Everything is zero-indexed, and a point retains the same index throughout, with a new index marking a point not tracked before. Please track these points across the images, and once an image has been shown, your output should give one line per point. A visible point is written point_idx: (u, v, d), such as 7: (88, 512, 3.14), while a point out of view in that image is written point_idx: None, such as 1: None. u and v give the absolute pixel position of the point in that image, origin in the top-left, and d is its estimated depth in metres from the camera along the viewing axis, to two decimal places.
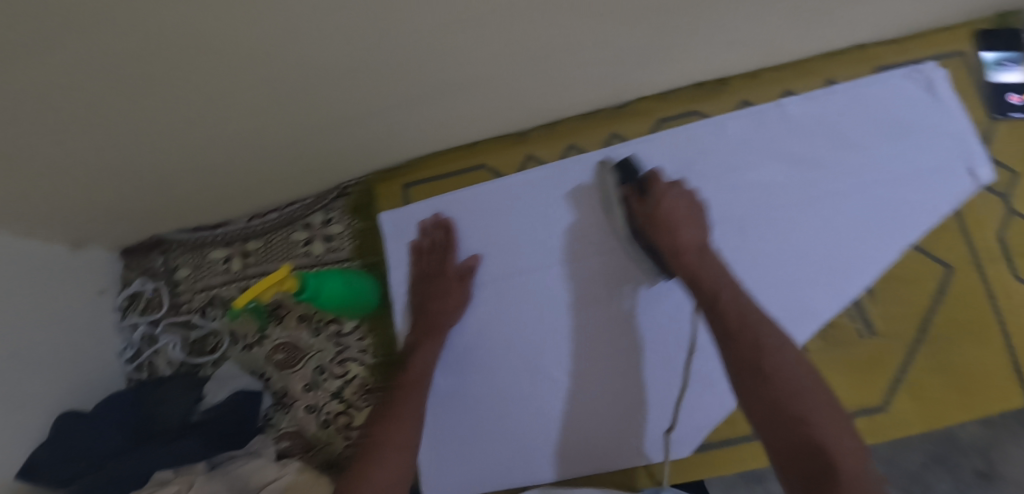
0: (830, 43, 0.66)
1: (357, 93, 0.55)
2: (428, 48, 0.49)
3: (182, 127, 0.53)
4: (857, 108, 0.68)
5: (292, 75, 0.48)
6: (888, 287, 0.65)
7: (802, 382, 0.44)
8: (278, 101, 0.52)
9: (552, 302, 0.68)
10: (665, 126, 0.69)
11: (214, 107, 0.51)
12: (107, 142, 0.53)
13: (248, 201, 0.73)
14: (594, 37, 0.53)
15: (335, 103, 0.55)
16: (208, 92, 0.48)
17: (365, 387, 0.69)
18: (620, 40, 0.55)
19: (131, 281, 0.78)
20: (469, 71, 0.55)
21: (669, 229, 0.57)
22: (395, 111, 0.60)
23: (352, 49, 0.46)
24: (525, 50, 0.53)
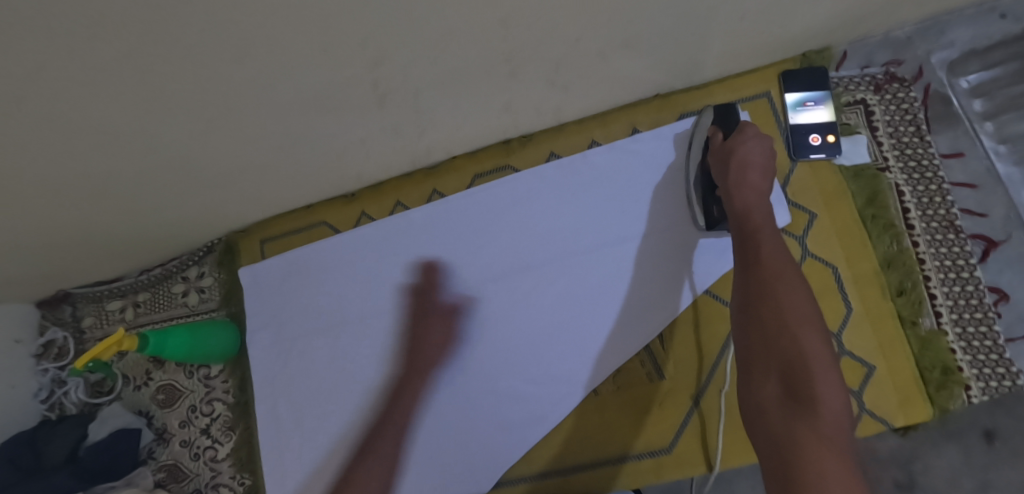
0: (626, 96, 0.69)
1: (167, 176, 0.62)
2: (202, 139, 0.56)
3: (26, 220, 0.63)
4: (660, 155, 0.70)
5: (89, 171, 0.56)
6: (680, 331, 0.66)
7: (805, 308, 0.50)
8: (95, 189, 0.61)
9: (377, 348, 0.74)
10: (478, 182, 0.74)
11: (38, 199, 0.60)
12: None
13: (130, 260, 0.83)
14: (359, 120, 0.59)
15: (151, 185, 0.63)
16: (20, 191, 0.57)
17: (227, 423, 0.78)
18: (391, 116, 0.60)
19: (46, 330, 0.90)
20: (263, 151, 0.62)
21: (744, 173, 0.59)
22: (219, 185, 0.68)
23: (128, 147, 0.54)
24: (300, 134, 0.60)
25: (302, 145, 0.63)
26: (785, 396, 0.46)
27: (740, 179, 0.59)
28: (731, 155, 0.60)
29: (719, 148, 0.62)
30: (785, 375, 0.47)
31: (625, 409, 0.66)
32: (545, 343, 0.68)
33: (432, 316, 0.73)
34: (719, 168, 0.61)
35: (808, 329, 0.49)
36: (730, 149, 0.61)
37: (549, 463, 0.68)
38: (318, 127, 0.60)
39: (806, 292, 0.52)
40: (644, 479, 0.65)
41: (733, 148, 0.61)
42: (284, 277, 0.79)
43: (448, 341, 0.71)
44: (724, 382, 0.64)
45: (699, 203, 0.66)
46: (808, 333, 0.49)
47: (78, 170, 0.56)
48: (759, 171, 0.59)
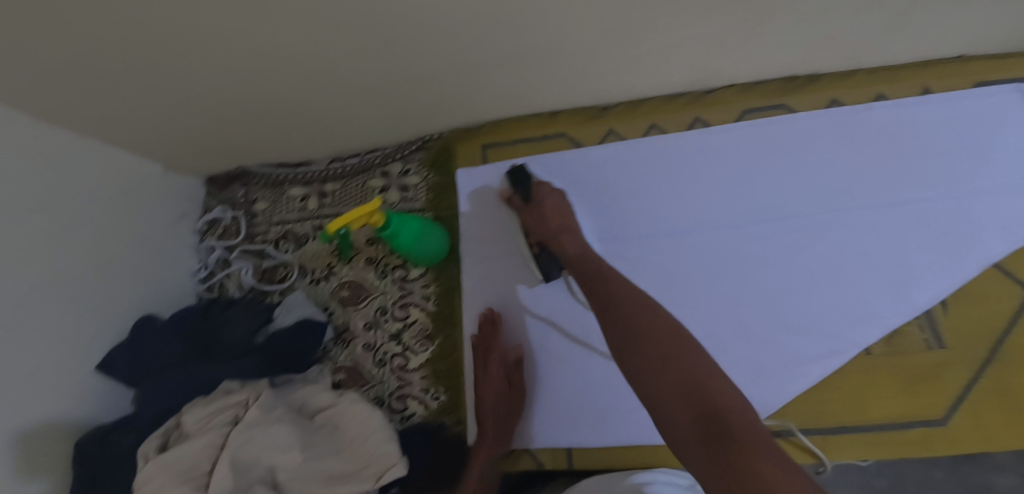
0: (932, 51, 0.65)
1: (455, 49, 0.56)
2: (534, 10, 0.50)
3: (284, 63, 0.55)
4: (954, 119, 0.67)
5: (403, 24, 0.50)
6: (963, 302, 0.62)
7: (664, 331, 0.47)
8: (381, 48, 0.54)
9: (617, 275, 0.68)
10: (749, 117, 0.69)
11: (322, 49, 0.53)
12: (219, 72, 0.56)
13: (330, 145, 0.76)
14: (694, 20, 0.53)
15: (432, 57, 0.57)
16: (324, 32, 0.50)
17: (424, 331, 0.72)
18: (723, 23, 0.54)
19: (212, 208, 0.82)
20: (563, 39, 0.56)
21: (560, 231, 0.63)
22: (483, 71, 0.61)
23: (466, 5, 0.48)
24: (625, 24, 0.54)
25: (599, 41, 0.57)
26: (699, 418, 0.39)
27: (558, 234, 0.63)
28: (548, 209, 0.65)
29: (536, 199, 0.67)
30: (688, 397, 0.41)
31: (896, 375, 0.61)
32: (806, 292, 0.65)
33: (681, 251, 0.68)
34: (535, 231, 0.65)
35: (680, 345, 0.45)
36: (553, 209, 0.65)
37: (802, 419, 0.62)
38: (642, 20, 0.53)
39: (669, 321, 0.48)
40: (908, 451, 0.60)
41: (534, 205, 0.67)
42: (510, 185, 0.74)
43: (699, 282, 0.67)
44: (1007, 361, 0.61)
45: (530, 259, 0.69)
46: (685, 351, 0.45)
47: (391, 20, 0.49)
48: (561, 217, 0.65)
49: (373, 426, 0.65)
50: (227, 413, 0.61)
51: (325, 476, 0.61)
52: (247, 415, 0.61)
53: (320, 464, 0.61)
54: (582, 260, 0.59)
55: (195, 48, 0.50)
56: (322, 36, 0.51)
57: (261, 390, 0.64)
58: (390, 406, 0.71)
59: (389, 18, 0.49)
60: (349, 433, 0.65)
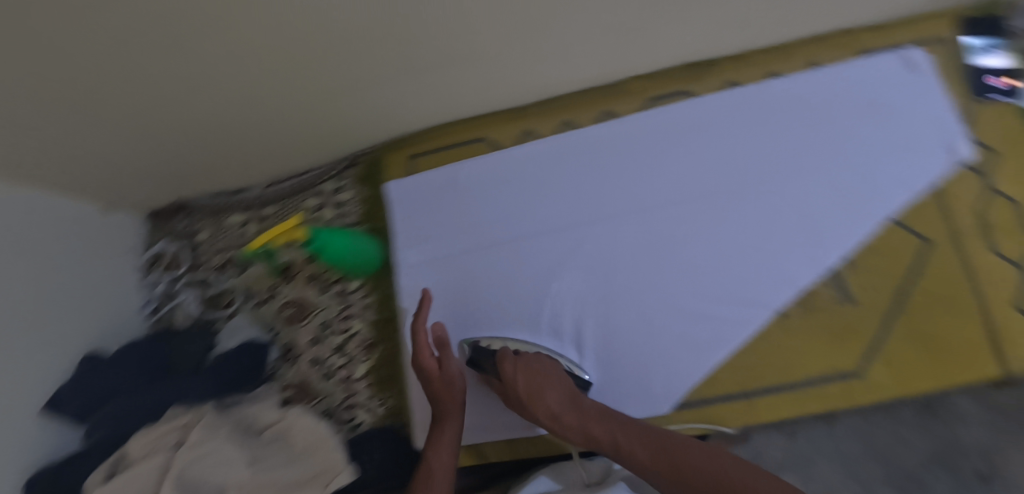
0: (814, 27, 0.70)
1: (361, 62, 0.59)
2: (426, 19, 0.54)
3: (200, 83, 0.58)
4: (843, 89, 0.71)
5: (306, 41, 0.54)
6: (868, 258, 0.65)
7: (671, 453, 0.53)
8: (290, 66, 0.58)
9: (546, 265, 0.72)
10: (656, 104, 0.73)
11: (233, 71, 0.57)
12: (146, 98, 0.59)
13: (264, 169, 0.79)
14: (582, 14, 0.57)
15: (342, 70, 0.60)
16: (234, 53, 0.54)
17: (366, 341, 0.74)
18: (606, 15, 0.58)
19: (156, 242, 0.84)
20: (461, 44, 0.59)
21: (534, 398, 0.61)
22: (395, 81, 0.65)
23: (359, 17, 0.52)
24: (520, 23, 0.57)
25: (496, 44, 0.61)
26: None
27: (528, 401, 0.61)
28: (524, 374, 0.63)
29: (524, 377, 0.62)
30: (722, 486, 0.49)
31: (814, 332, 0.64)
32: (723, 263, 0.68)
33: (605, 236, 0.71)
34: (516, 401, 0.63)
35: (683, 451, 0.53)
36: (524, 371, 0.63)
37: (730, 385, 0.65)
38: (529, 20, 0.57)
39: (696, 445, 0.54)
40: (830, 403, 0.63)
41: (506, 382, 0.64)
42: (438, 190, 0.76)
43: (625, 264, 0.70)
44: (913, 309, 0.64)
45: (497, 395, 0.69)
46: (688, 454, 0.52)
47: (292, 31, 0.52)
48: (523, 371, 0.63)
49: (321, 437, 0.67)
50: (170, 437, 0.62)
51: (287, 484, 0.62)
52: (190, 438, 0.62)
53: (272, 475, 0.62)
54: (559, 420, 0.59)
55: (108, 68, 0.52)
56: (230, 53, 0.54)
57: (205, 412, 0.65)
58: (339, 417, 0.72)
59: (289, 30, 0.52)
60: (299, 445, 0.66)
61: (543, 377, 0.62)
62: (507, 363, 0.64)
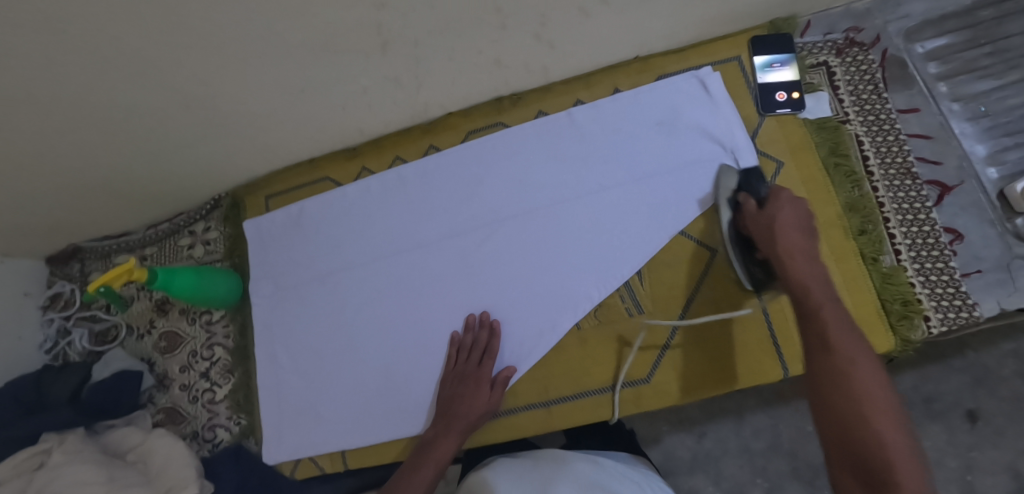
0: (607, 58, 0.75)
1: (177, 122, 0.68)
2: (213, 85, 0.62)
3: (41, 152, 0.67)
4: (640, 111, 0.76)
5: (115, 109, 0.62)
6: (656, 270, 0.70)
7: (839, 352, 0.47)
8: (113, 129, 0.66)
9: (380, 288, 0.78)
10: (472, 137, 0.79)
11: (61, 136, 0.65)
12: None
13: (139, 214, 0.87)
14: (356, 71, 0.64)
15: (164, 129, 0.68)
16: (54, 123, 0.62)
17: (226, 366, 0.82)
18: (384, 67, 0.65)
19: (54, 283, 0.92)
20: (262, 99, 0.67)
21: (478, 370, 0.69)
22: (222, 134, 0.73)
23: (149, 88, 0.60)
24: (305, 82, 0.65)
25: (298, 98, 0.68)
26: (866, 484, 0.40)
27: (463, 376, 0.69)
28: (473, 378, 0.68)
29: (468, 353, 0.70)
30: (861, 460, 0.41)
31: (605, 343, 0.69)
32: (529, 280, 0.73)
33: (428, 260, 0.77)
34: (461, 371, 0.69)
35: (869, 406, 0.43)
36: (466, 346, 0.71)
37: (531, 395, 0.71)
38: (314, 78, 0.64)
39: (864, 344, 0.48)
40: (620, 408, 0.68)
41: (474, 379, 0.68)
42: (287, 228, 0.83)
43: (445, 285, 0.76)
44: (698, 315, 0.68)
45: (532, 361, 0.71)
46: (874, 418, 0.42)
47: (96, 105, 0.61)
48: (481, 371, 0.68)
49: (176, 456, 0.75)
50: (34, 460, 0.71)
51: None
52: (50, 459, 0.70)
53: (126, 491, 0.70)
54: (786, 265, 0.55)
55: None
56: (52, 126, 0.63)
57: (67, 435, 0.73)
58: (203, 437, 0.80)
59: (91, 105, 0.61)
60: (155, 464, 0.75)
61: (486, 356, 0.69)
62: (463, 346, 0.71)
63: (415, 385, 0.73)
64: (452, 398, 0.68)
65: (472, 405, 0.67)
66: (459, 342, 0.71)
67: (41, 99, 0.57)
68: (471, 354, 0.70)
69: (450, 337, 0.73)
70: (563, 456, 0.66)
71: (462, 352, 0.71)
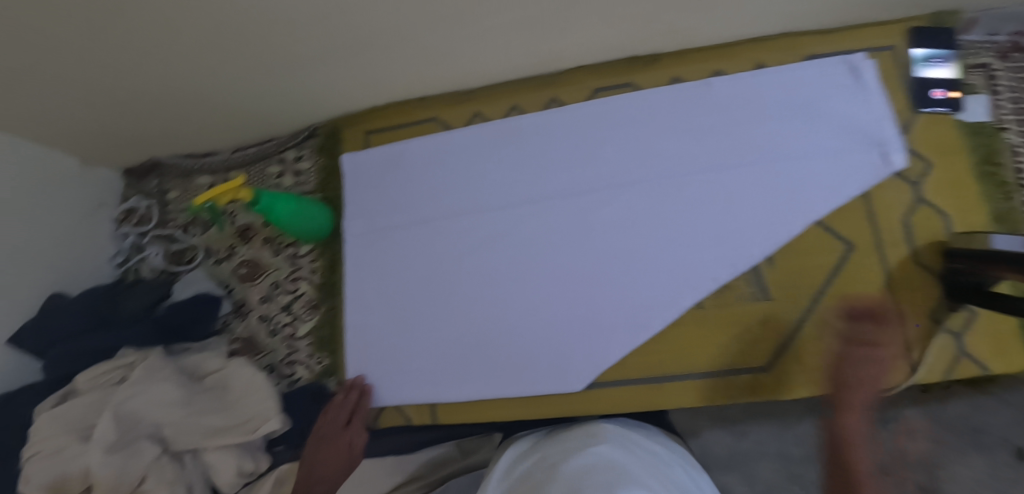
0: (758, 30, 0.70)
1: (295, 41, 0.63)
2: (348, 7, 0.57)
3: (154, 52, 0.62)
4: (785, 90, 0.72)
5: (237, 18, 0.57)
6: (787, 257, 0.67)
7: None
8: (230, 41, 0.61)
9: (481, 241, 0.73)
10: (599, 95, 0.75)
11: (175, 42, 0.60)
12: (98, 66, 0.63)
13: (228, 135, 0.83)
14: (503, 8, 0.60)
15: (279, 48, 0.63)
16: (171, 27, 0.57)
17: (310, 302, 0.78)
18: (530, 7, 0.60)
19: (129, 198, 0.90)
20: (392, 28, 0.62)
21: (342, 435, 0.69)
22: (335, 61, 0.68)
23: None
24: (443, 14, 0.60)
25: (429, 30, 0.63)
26: None
27: (324, 439, 0.69)
28: (333, 441, 0.68)
29: (335, 412, 0.71)
30: None
31: (725, 325, 0.66)
32: (647, 252, 0.69)
33: (530, 218, 0.73)
34: (326, 432, 0.69)
35: None
36: (336, 405, 0.71)
37: (635, 370, 0.67)
38: (455, 11, 0.59)
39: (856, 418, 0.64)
40: (735, 396, 0.65)
41: (336, 440, 0.68)
42: (385, 165, 0.79)
43: (558, 247, 0.71)
44: (827, 310, 0.66)
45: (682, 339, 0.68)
46: None
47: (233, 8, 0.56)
48: (347, 434, 0.69)
49: (255, 387, 0.72)
50: (114, 373, 0.68)
51: (211, 428, 0.68)
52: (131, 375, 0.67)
53: (201, 419, 0.68)
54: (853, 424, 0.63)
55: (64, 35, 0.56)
56: (180, 27, 0.58)
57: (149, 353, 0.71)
58: (280, 372, 0.77)
59: (221, 12, 0.56)
60: (234, 392, 0.72)
61: (355, 417, 0.71)
62: (332, 406, 0.72)
63: (515, 343, 0.70)
64: (309, 462, 0.67)
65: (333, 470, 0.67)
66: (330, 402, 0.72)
67: None
68: (339, 413, 0.71)
69: (548, 319, 0.70)
70: (586, 429, 0.60)
71: (332, 409, 0.71)
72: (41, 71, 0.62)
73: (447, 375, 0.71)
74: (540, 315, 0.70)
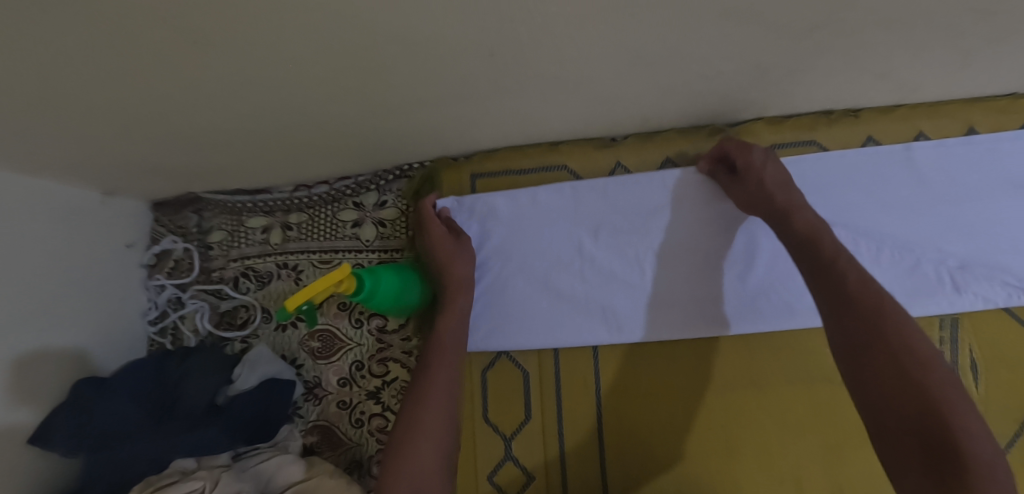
0: (985, 89, 0.57)
1: (433, 75, 0.46)
2: (533, 39, 0.41)
3: (243, 83, 0.44)
4: (1002, 163, 0.59)
5: (378, 49, 0.41)
6: (996, 370, 0.57)
7: (916, 356, 0.40)
8: (350, 74, 0.44)
9: (617, 325, 0.60)
10: (775, 154, 0.61)
11: (275, 74, 0.43)
12: (162, 101, 0.45)
13: (295, 172, 0.66)
14: (723, 49, 0.45)
15: (408, 84, 0.47)
16: (281, 58, 0.41)
17: (405, 390, 0.64)
18: (757, 52, 0.46)
19: (161, 238, 0.72)
20: (566, 67, 0.46)
21: (439, 238, 0.59)
22: (470, 100, 0.52)
23: (449, 28, 0.39)
24: (645, 51, 0.45)
25: (609, 70, 0.48)
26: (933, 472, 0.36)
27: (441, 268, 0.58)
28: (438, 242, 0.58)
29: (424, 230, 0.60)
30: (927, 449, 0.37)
31: None
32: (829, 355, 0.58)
33: (694, 324, 0.59)
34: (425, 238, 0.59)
35: (921, 373, 0.40)
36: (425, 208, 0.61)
37: None
38: (663, 48, 0.44)
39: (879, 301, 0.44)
40: None
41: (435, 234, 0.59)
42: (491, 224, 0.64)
43: (726, 342, 0.59)
44: None
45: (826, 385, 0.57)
46: (928, 378, 0.39)
47: (377, 38, 0.39)
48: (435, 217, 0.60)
49: None
50: None
51: None
52: None
53: None
54: (782, 221, 0.51)
55: (129, 62, 0.39)
56: (293, 57, 0.41)
57: (220, 475, 0.55)
58: (370, 472, 0.64)
59: (358, 42, 0.39)
60: None
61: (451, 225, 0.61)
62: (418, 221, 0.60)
63: (671, 458, 0.58)
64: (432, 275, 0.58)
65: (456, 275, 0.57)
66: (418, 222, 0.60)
67: (305, 22, 0.36)
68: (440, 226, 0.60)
69: (710, 432, 0.58)
70: None
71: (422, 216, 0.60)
72: (76, 104, 0.44)
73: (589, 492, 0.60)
74: (702, 427, 0.58)
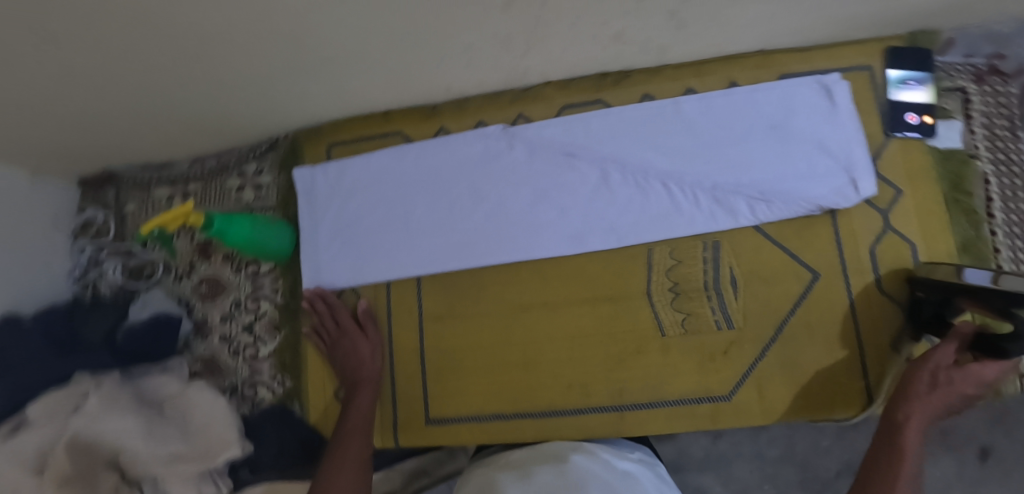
0: (731, 47, 0.68)
1: (250, 56, 0.58)
2: (308, 25, 0.53)
3: (95, 75, 0.57)
4: (760, 110, 0.69)
5: (189, 40, 0.53)
6: (751, 285, 0.67)
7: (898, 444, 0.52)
8: (178, 59, 0.56)
9: (438, 259, 0.72)
10: (567, 112, 0.72)
11: (116, 62, 0.55)
12: (40, 88, 0.58)
13: (185, 148, 0.79)
14: (470, 26, 0.56)
15: (232, 65, 0.59)
16: (113, 49, 0.53)
17: (272, 323, 0.78)
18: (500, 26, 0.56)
19: (86, 210, 0.86)
20: (352, 48, 0.58)
21: (341, 335, 0.72)
22: (294, 77, 0.64)
23: (237, 21, 0.51)
24: (410, 31, 0.56)
25: (393, 49, 0.59)
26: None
27: (346, 354, 0.71)
28: (343, 335, 0.72)
29: (326, 322, 0.74)
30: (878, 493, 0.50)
31: (693, 355, 0.67)
32: (602, 272, 0.69)
33: (499, 255, 0.71)
34: (331, 332, 0.73)
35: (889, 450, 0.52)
36: (327, 311, 0.74)
37: (604, 398, 0.68)
38: (422, 29, 0.55)
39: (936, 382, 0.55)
40: (696, 423, 0.66)
41: (341, 329, 0.73)
42: (336, 181, 0.77)
43: (525, 266, 0.71)
44: (791, 339, 0.66)
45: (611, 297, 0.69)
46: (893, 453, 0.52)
47: (180, 32, 0.51)
48: (339, 310, 0.73)
49: (215, 415, 0.72)
50: (69, 402, 0.66)
51: (170, 457, 0.67)
52: (86, 404, 0.65)
53: (164, 446, 0.66)
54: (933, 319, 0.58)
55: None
56: (124, 52, 0.54)
57: (106, 380, 0.69)
58: (242, 394, 0.77)
59: (169, 32, 0.51)
60: (196, 418, 0.72)
61: (347, 311, 0.74)
62: (320, 321, 0.74)
63: (481, 364, 0.71)
64: (342, 361, 0.71)
65: (358, 353, 0.71)
66: (319, 322, 0.74)
67: (114, 21, 0.48)
68: (341, 317, 0.73)
69: (514, 343, 0.71)
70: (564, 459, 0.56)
71: (324, 315, 0.74)
72: None
73: (418, 399, 0.72)
74: (506, 338, 0.71)
